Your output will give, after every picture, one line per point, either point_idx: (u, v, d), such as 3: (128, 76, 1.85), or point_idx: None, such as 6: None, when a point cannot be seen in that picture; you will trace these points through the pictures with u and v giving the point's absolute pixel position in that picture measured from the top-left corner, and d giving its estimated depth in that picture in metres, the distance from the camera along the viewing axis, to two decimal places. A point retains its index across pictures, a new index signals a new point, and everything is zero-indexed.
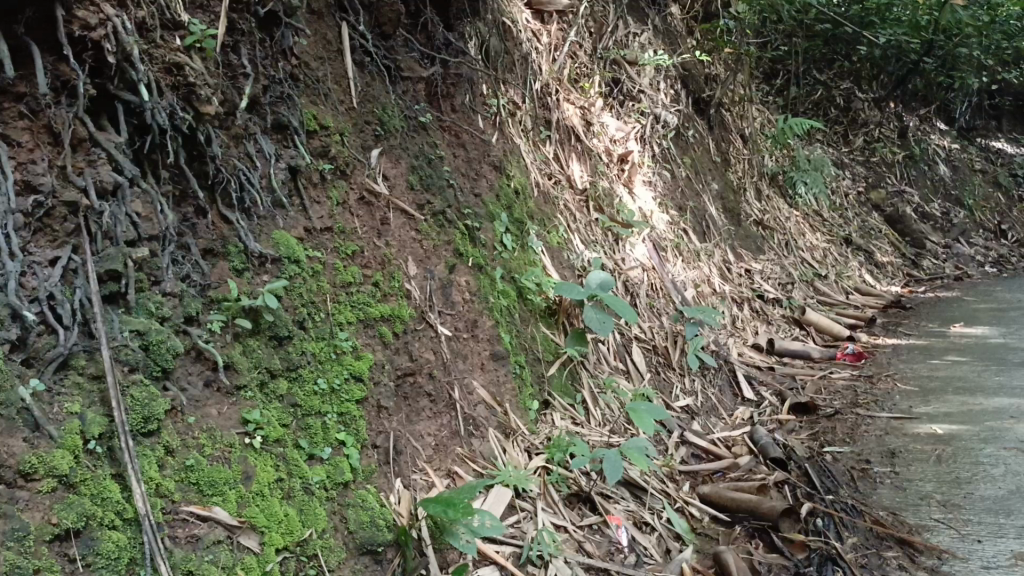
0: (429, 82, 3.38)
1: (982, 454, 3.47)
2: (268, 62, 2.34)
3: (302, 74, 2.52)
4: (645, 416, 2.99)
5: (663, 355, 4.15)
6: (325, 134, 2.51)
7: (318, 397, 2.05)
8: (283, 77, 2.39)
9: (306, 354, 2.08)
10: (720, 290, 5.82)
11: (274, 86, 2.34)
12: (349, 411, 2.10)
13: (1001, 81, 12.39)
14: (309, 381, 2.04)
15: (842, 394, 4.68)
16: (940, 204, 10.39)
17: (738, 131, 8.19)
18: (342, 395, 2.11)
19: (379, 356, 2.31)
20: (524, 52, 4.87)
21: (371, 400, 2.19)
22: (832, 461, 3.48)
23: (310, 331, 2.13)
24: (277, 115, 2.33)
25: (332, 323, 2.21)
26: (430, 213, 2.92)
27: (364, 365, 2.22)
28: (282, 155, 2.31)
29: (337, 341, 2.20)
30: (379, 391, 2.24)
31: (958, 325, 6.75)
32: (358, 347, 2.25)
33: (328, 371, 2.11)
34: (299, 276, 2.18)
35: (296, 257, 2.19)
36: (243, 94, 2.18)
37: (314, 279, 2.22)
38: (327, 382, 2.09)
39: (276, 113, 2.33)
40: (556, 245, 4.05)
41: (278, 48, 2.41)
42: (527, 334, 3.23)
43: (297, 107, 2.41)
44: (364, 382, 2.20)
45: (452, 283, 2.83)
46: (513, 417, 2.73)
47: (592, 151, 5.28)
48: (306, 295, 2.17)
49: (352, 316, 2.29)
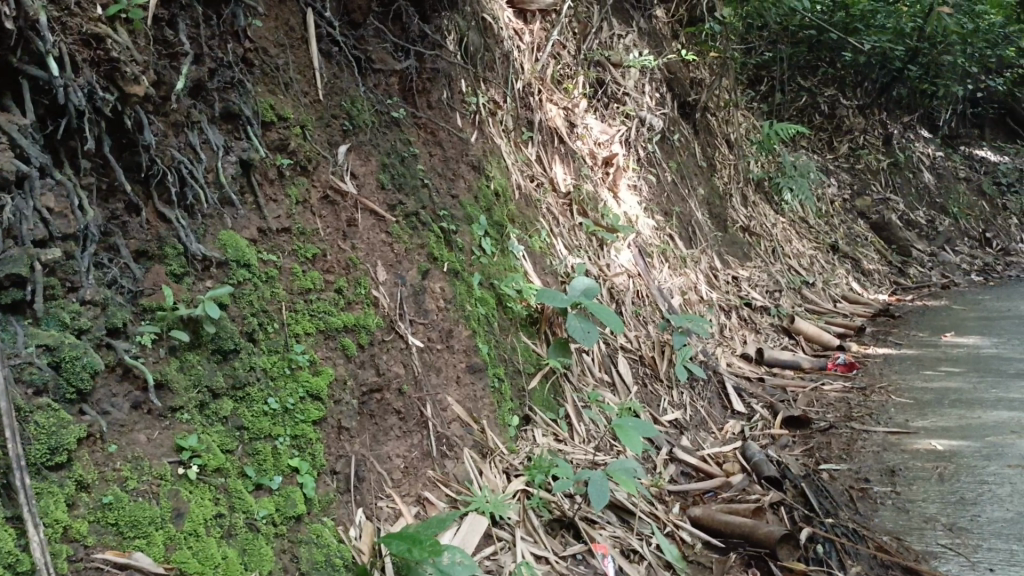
0: (402, 76, 3.17)
1: (985, 472, 3.32)
2: (214, 43, 2.13)
3: (258, 60, 2.31)
4: (634, 434, 2.77)
5: (651, 366, 3.96)
6: (284, 127, 2.30)
7: (268, 419, 1.84)
8: (234, 61, 2.18)
9: (255, 370, 1.87)
10: (707, 297, 5.64)
11: (222, 70, 2.13)
12: (304, 434, 1.89)
13: (985, 89, 12.29)
14: (257, 401, 1.84)
15: (835, 406, 4.51)
16: (925, 211, 10.26)
17: (724, 136, 8.02)
18: (296, 416, 1.90)
19: (342, 371, 2.10)
20: (505, 51, 4.68)
21: (330, 420, 1.98)
22: (829, 481, 3.32)
23: (261, 344, 1.92)
24: (226, 102, 2.12)
25: (287, 334, 2.00)
26: (402, 214, 2.71)
27: (324, 381, 2.01)
28: (231, 147, 2.10)
29: (292, 354, 1.98)
30: (340, 409, 2.03)
31: (948, 334, 6.61)
32: (316, 361, 2.04)
33: (281, 389, 1.90)
34: (250, 283, 1.97)
35: (247, 262, 1.98)
36: (181, 75, 1.97)
37: (267, 286, 2.01)
38: (279, 402, 1.88)
39: (225, 101, 2.12)
40: (538, 250, 3.84)
41: (228, 30, 2.20)
42: (506, 345, 3.03)
43: (251, 96, 2.20)
44: (323, 401, 1.99)
45: (425, 290, 2.62)
46: (490, 435, 2.53)
47: (576, 154, 5.09)
48: (257, 303, 1.96)
49: (311, 326, 2.08)
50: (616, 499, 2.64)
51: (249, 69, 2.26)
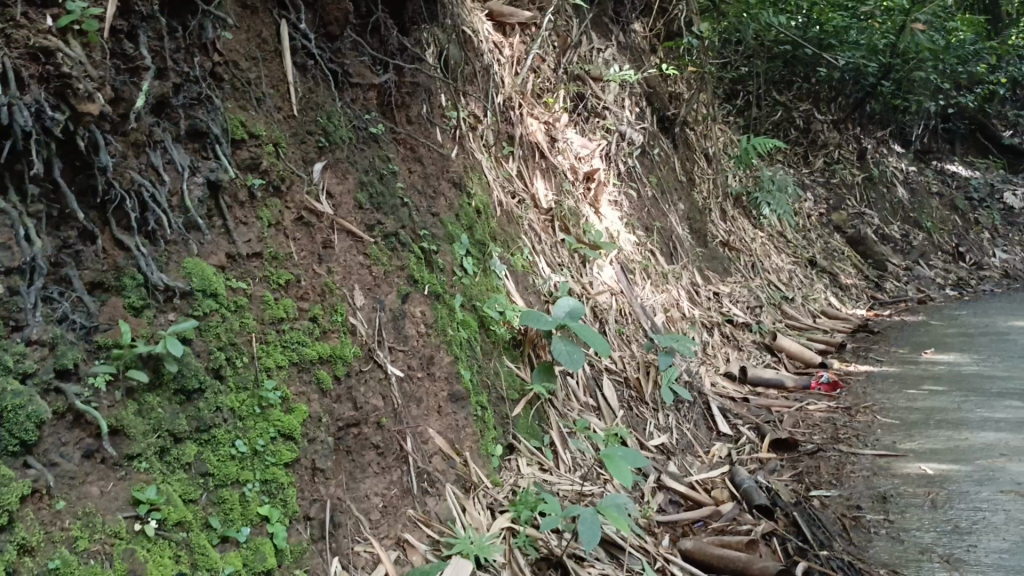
0: (381, 90, 3.05)
1: (978, 498, 3.26)
2: (179, 56, 1.99)
3: (227, 74, 2.18)
4: (624, 465, 2.60)
5: (636, 388, 3.86)
6: (256, 144, 2.16)
7: (236, 463, 1.72)
8: (202, 76, 2.05)
9: (222, 411, 1.75)
10: (689, 314, 5.56)
11: (188, 85, 2.00)
12: (275, 478, 1.77)
13: (956, 104, 12.36)
14: (224, 445, 1.72)
15: (821, 428, 4.43)
16: (899, 226, 10.29)
17: (702, 150, 7.96)
18: (266, 459, 1.78)
19: (316, 406, 1.97)
20: (485, 64, 4.58)
21: (304, 461, 1.86)
22: (821, 508, 3.24)
23: (228, 381, 1.79)
24: (192, 119, 1.99)
25: (258, 368, 1.87)
26: (380, 235, 2.59)
27: (297, 419, 1.89)
28: (198, 168, 1.97)
29: (262, 391, 1.85)
30: (315, 449, 1.90)
31: (928, 351, 6.57)
32: (289, 398, 1.91)
33: (251, 430, 1.78)
34: (217, 314, 1.83)
35: (215, 292, 1.85)
36: (141, 91, 1.83)
37: (236, 316, 1.88)
38: (248, 445, 1.76)
39: (191, 117, 1.99)
40: (520, 269, 3.73)
41: (195, 42, 2.07)
42: (489, 370, 2.90)
43: (220, 112, 2.07)
44: (296, 440, 1.87)
45: (405, 315, 2.49)
46: (474, 469, 2.41)
47: (556, 169, 5.00)
48: (225, 336, 1.83)
49: (284, 359, 1.95)
50: (606, 533, 2.52)
51: (217, 84, 2.13)
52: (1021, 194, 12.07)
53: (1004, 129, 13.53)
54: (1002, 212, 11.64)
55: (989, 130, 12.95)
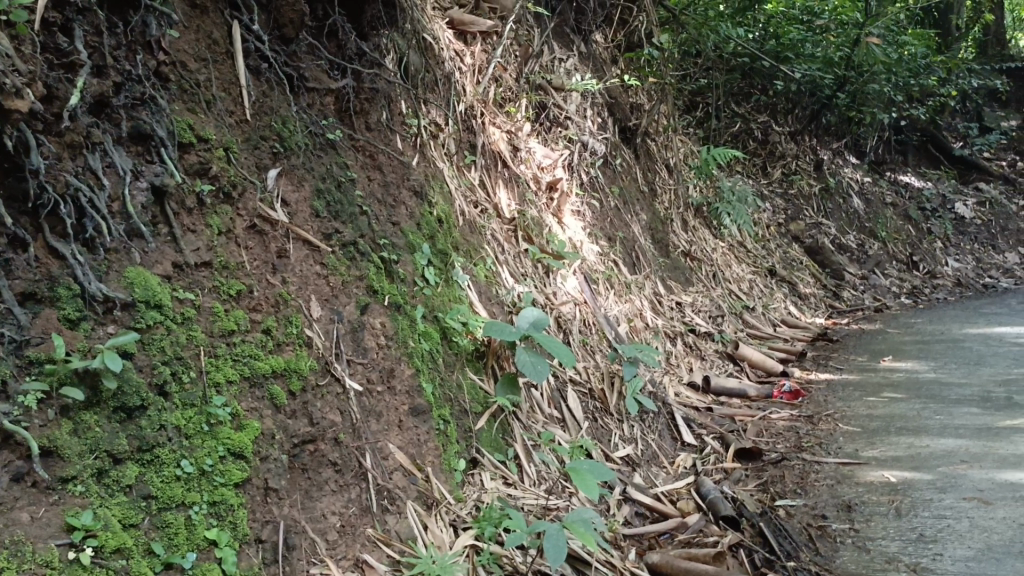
0: (339, 96, 2.97)
1: (941, 505, 3.27)
2: (121, 53, 1.91)
3: (174, 75, 2.09)
4: (591, 478, 2.52)
5: (601, 399, 3.81)
6: (206, 149, 2.07)
7: (181, 485, 1.63)
8: (145, 75, 1.97)
9: (166, 429, 1.65)
10: (652, 324, 5.54)
11: (131, 84, 1.92)
12: (223, 500, 1.68)
13: (908, 116, 12.59)
14: (168, 465, 1.62)
15: (785, 436, 4.42)
16: (855, 236, 10.44)
17: (664, 160, 8.00)
18: (213, 480, 1.69)
19: (269, 422, 1.88)
20: (447, 71, 4.53)
21: (255, 482, 1.77)
22: (787, 518, 3.22)
23: (173, 398, 1.69)
24: (135, 121, 1.90)
25: (206, 384, 1.78)
26: (338, 244, 2.50)
27: (248, 437, 1.80)
28: (141, 172, 1.88)
29: (210, 408, 1.75)
30: (267, 468, 1.81)
31: (887, 359, 6.63)
32: (240, 414, 1.82)
33: (198, 449, 1.69)
34: (161, 326, 1.74)
35: (160, 303, 1.75)
36: (75, 88, 1.75)
37: (183, 328, 1.79)
38: (194, 465, 1.66)
39: (134, 119, 1.90)
40: (482, 279, 3.66)
41: (138, 40, 1.98)
42: (452, 383, 2.83)
43: (165, 114, 1.98)
44: (246, 459, 1.77)
45: (363, 326, 2.41)
46: (436, 485, 2.33)
47: (519, 178, 4.96)
48: (170, 349, 1.73)
49: (235, 373, 1.86)
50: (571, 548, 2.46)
51: (163, 85, 2.04)
52: (971, 204, 12.32)
53: (954, 141, 13.82)
54: (954, 222, 11.86)
55: (940, 140, 13.15)
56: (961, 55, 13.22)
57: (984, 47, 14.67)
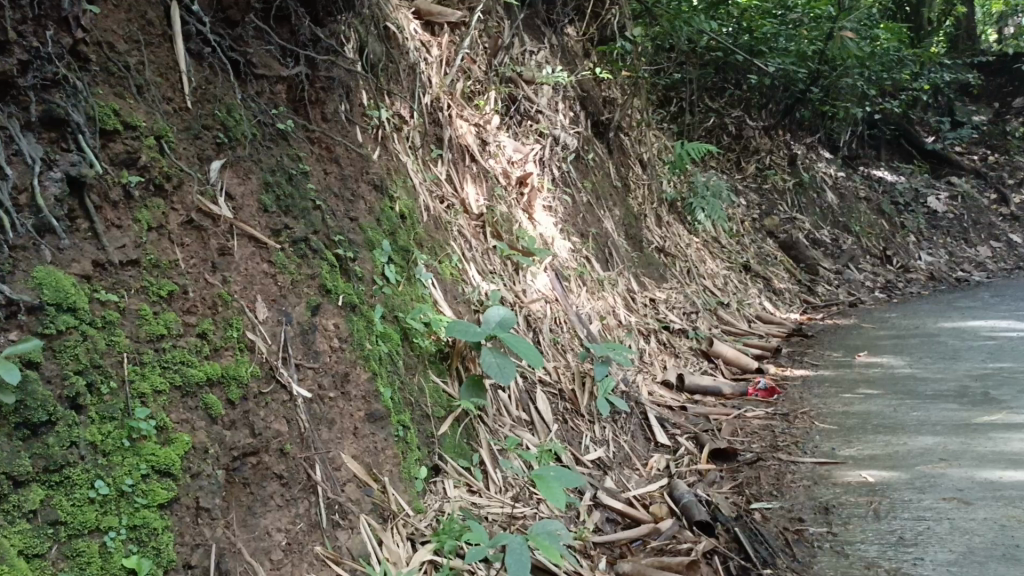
0: (292, 85, 2.82)
1: (921, 506, 3.18)
2: (28, 30, 1.76)
3: (96, 56, 1.93)
4: (556, 486, 2.43)
5: (571, 401, 3.69)
6: (134, 137, 1.92)
7: (95, 508, 1.48)
8: (59, 54, 1.81)
9: (79, 446, 1.49)
10: (625, 322, 5.44)
11: (41, 65, 1.76)
12: (145, 522, 1.54)
13: (882, 110, 12.60)
14: (79, 487, 1.47)
15: (760, 435, 4.33)
16: (829, 230, 10.41)
17: (637, 155, 7.91)
18: (134, 501, 1.54)
19: (202, 435, 1.73)
20: (411, 63, 4.38)
21: (184, 501, 1.63)
22: (763, 522, 3.11)
23: (88, 411, 1.54)
24: (47, 105, 1.74)
25: (128, 394, 1.62)
26: (288, 240, 2.36)
27: (176, 452, 1.65)
28: (55, 161, 1.72)
29: (132, 421, 1.60)
30: (199, 486, 1.67)
31: (862, 354, 6.57)
32: (167, 427, 1.67)
33: (116, 467, 1.54)
34: (75, 331, 1.58)
35: (75, 307, 1.59)
36: None
37: (104, 334, 1.63)
38: (111, 486, 1.52)
39: (46, 102, 1.74)
40: (448, 277, 3.53)
41: (49, 15, 1.81)
42: (413, 386, 2.69)
43: (85, 101, 1.82)
44: (174, 477, 1.63)
45: (315, 327, 2.27)
46: (392, 496, 2.20)
47: (488, 173, 4.82)
48: (85, 357, 1.57)
49: (164, 382, 1.71)
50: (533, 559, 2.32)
51: (84, 69, 1.88)
52: (944, 198, 12.35)
53: (926, 135, 13.86)
54: (927, 216, 11.87)
55: (912, 135, 13.20)
56: (933, 50, 13.26)
57: (954, 42, 14.74)
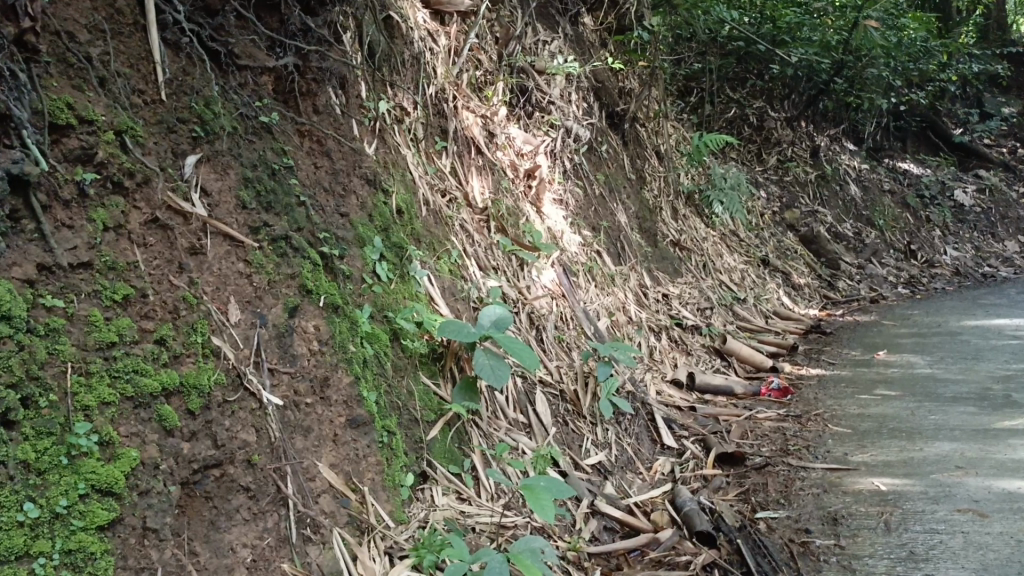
0: (279, 76, 2.72)
1: (934, 518, 3.04)
2: None
3: (51, 48, 1.85)
4: (545, 497, 2.34)
5: (573, 402, 3.59)
6: (90, 132, 1.84)
7: (25, 532, 1.40)
8: (6, 46, 1.72)
9: (7, 465, 1.42)
10: (636, 318, 5.32)
11: None
12: (82, 547, 1.47)
13: (908, 101, 12.32)
14: (8, 509, 1.39)
15: (771, 439, 4.19)
16: (852, 224, 10.19)
17: (654, 147, 7.76)
18: (70, 524, 1.47)
19: (153, 450, 1.66)
20: (416, 52, 4.27)
21: (128, 522, 1.55)
22: (768, 533, 3.00)
23: (20, 428, 1.46)
24: None
25: (71, 408, 1.55)
26: (267, 238, 2.26)
27: (120, 469, 1.58)
28: None
29: (71, 436, 1.53)
30: (145, 505, 1.60)
31: (881, 353, 6.40)
32: (113, 441, 1.60)
33: (52, 487, 1.47)
34: (9, 342, 1.50)
35: (11, 315, 1.52)
36: None
37: (43, 344, 1.56)
38: (45, 508, 1.44)
39: None
40: (446, 274, 3.43)
41: None
42: (401, 389, 2.59)
43: (34, 95, 1.74)
44: (116, 496, 1.56)
45: (292, 330, 2.18)
46: (371, 507, 2.10)
47: (494, 166, 4.71)
48: (19, 370, 1.50)
49: (113, 393, 1.63)
50: (514, 567, 2.18)
51: (36, 59, 1.79)
52: (971, 191, 12.06)
53: (954, 127, 13.56)
54: (953, 210, 11.60)
55: (939, 127, 12.91)
56: (961, 40, 12.94)
57: (984, 32, 14.39)
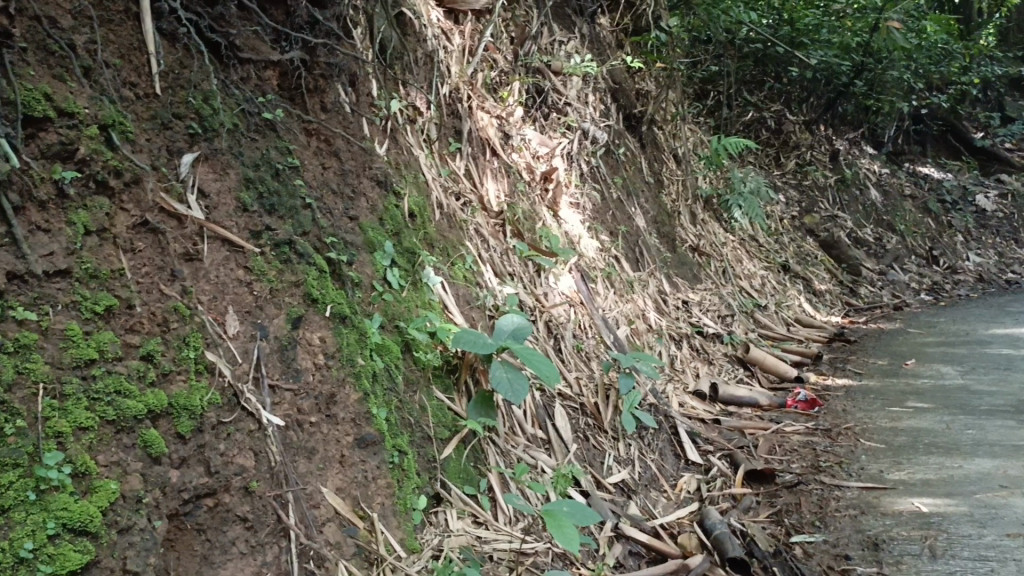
0: (284, 70, 2.56)
1: (981, 544, 2.84)
2: None
3: (31, 35, 1.71)
4: (568, 524, 2.16)
5: (594, 416, 3.41)
6: (71, 126, 1.70)
7: None
8: None
9: None
10: (656, 326, 5.13)
11: None
12: None
13: (929, 104, 12.06)
14: None
15: (800, 454, 4.00)
16: (873, 229, 9.94)
17: (672, 150, 7.57)
18: (37, 570, 1.30)
19: (136, 481, 1.51)
20: (429, 50, 4.12)
21: (104, 563, 1.39)
22: (803, 560, 2.81)
23: None
24: None
25: (40, 435, 1.40)
26: (269, 243, 2.10)
27: (96, 505, 1.42)
28: None
29: (39, 466, 1.37)
30: (126, 541, 1.44)
31: (909, 362, 6.18)
32: (89, 472, 1.44)
33: (17, 526, 1.30)
34: None
35: None
36: None
37: (9, 362, 1.41)
38: (6, 552, 1.27)
39: None
40: (460, 280, 3.26)
41: None
42: (413, 406, 2.43)
43: (8, 84, 1.60)
44: (92, 536, 1.39)
45: (295, 343, 2.01)
46: (381, 536, 1.93)
47: (510, 168, 4.54)
48: None
49: (90, 417, 1.48)
50: None
51: (11, 46, 1.65)
52: (993, 196, 11.80)
53: (974, 131, 13.28)
54: (974, 215, 11.33)
55: (960, 131, 12.66)
56: (982, 42, 12.70)
57: (1005, 34, 14.16)
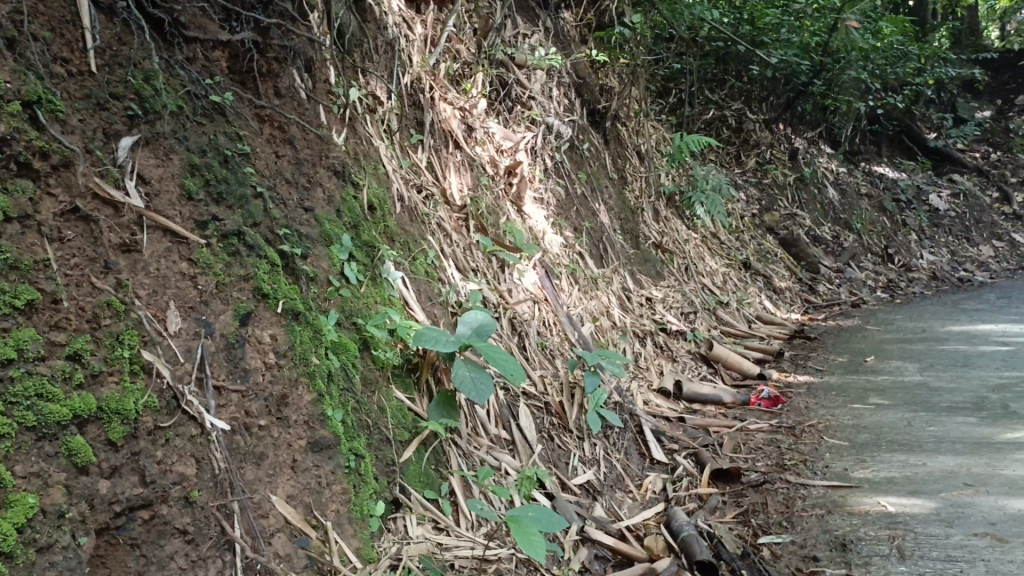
0: (234, 52, 2.42)
1: (949, 544, 2.81)
2: None
3: None
4: (533, 532, 2.06)
5: (558, 415, 3.32)
6: None
7: None
8: None
9: None
10: (620, 323, 5.07)
11: None
12: None
13: (886, 105, 12.20)
14: None
15: (765, 452, 3.96)
16: (831, 227, 10.02)
17: (635, 147, 7.52)
18: None
19: (58, 494, 1.37)
20: (389, 38, 3.99)
21: None
22: (772, 562, 2.76)
23: None
24: None
25: None
26: (216, 234, 1.97)
27: (14, 520, 1.28)
28: None
29: None
30: (46, 559, 1.31)
31: (868, 359, 6.20)
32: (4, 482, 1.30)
33: None
34: None
35: None
36: None
37: None
38: None
39: None
40: (422, 275, 3.14)
41: None
42: (371, 407, 2.31)
43: None
44: (6, 556, 1.25)
45: (243, 341, 1.88)
46: (335, 546, 1.82)
47: (473, 161, 4.43)
48: None
49: (8, 424, 1.34)
50: None
51: None
52: (946, 196, 11.99)
53: (928, 132, 13.42)
54: (928, 214, 11.48)
55: (915, 131, 12.82)
56: (938, 43, 12.88)
57: (958, 37, 14.41)
